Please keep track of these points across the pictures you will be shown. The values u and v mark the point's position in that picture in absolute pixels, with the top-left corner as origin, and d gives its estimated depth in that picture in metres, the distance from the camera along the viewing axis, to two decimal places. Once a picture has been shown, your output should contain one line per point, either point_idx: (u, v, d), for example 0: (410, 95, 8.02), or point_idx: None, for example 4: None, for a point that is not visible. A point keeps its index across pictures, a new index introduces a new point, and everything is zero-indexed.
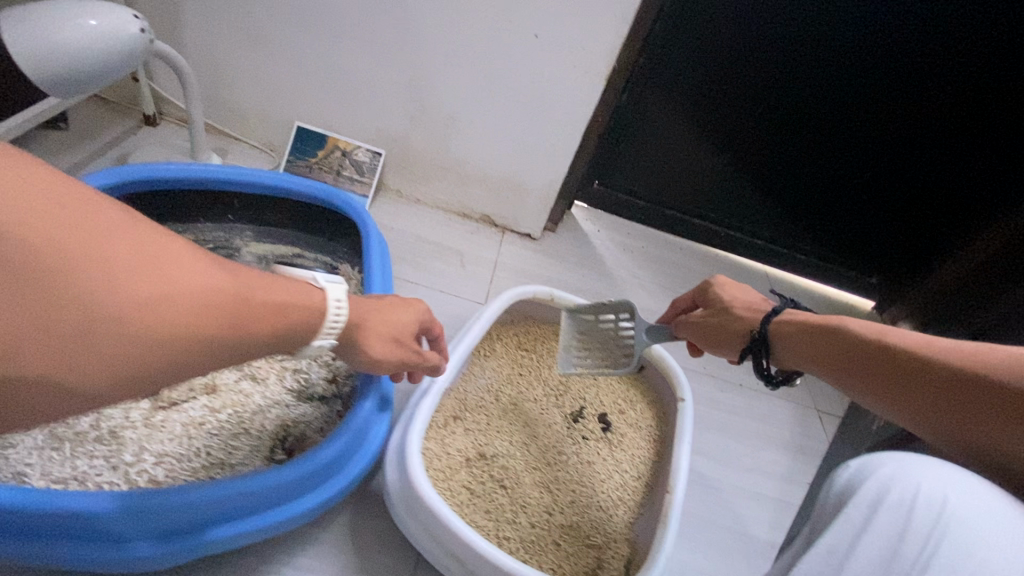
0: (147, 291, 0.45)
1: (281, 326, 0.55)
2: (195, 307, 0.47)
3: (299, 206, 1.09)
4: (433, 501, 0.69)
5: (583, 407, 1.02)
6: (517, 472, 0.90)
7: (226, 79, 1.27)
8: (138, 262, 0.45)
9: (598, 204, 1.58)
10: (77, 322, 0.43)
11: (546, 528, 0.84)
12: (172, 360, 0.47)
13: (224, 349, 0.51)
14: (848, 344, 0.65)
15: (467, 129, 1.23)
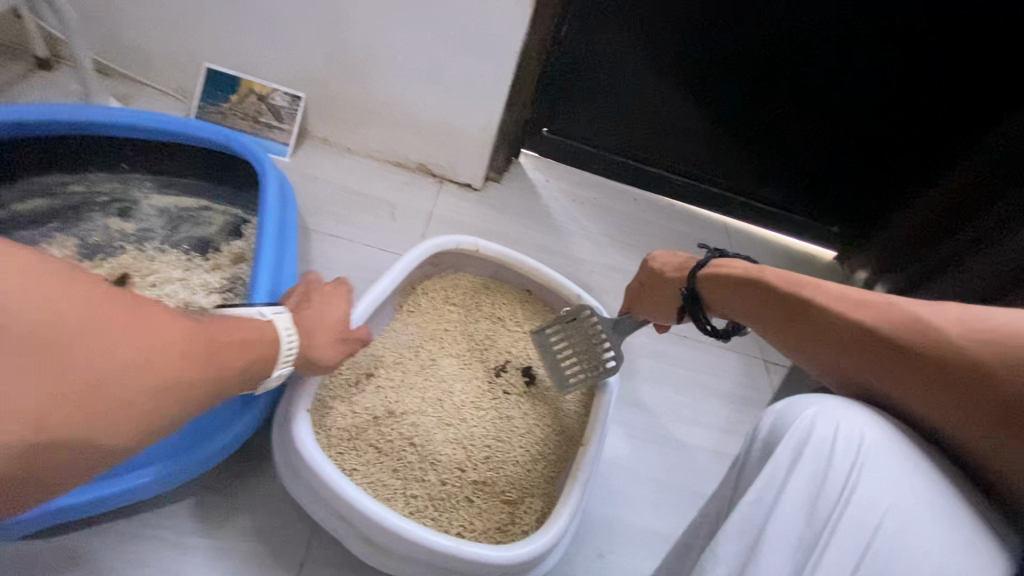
0: (139, 338, 0.50)
1: (247, 362, 0.62)
2: (176, 348, 0.53)
3: (201, 153, 1.05)
4: (319, 463, 0.69)
5: (507, 361, 0.99)
6: (428, 429, 0.88)
7: (123, 15, 1.17)
8: (128, 316, 0.50)
9: (547, 152, 1.49)
10: (88, 389, 0.47)
11: (458, 485, 0.84)
12: (161, 403, 0.52)
13: (202, 385, 0.56)
14: (775, 300, 0.62)
15: (387, 69, 1.16)
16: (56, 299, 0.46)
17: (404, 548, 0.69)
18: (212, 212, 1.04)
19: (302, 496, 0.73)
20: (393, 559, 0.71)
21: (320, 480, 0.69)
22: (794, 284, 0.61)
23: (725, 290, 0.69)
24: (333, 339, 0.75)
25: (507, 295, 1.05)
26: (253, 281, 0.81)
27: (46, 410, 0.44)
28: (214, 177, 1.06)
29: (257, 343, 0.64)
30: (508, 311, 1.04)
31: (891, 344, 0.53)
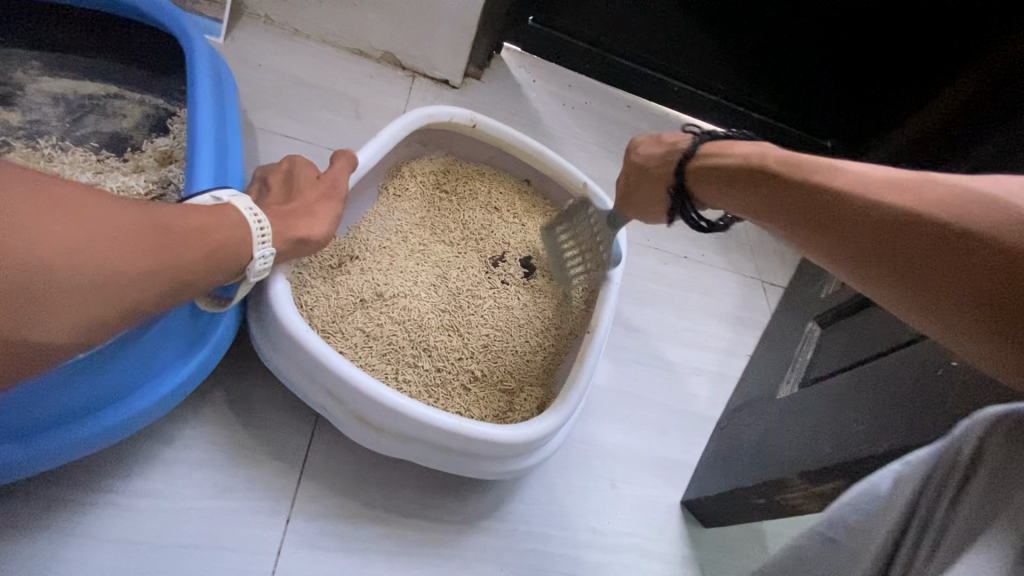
0: (63, 227, 0.42)
1: (212, 250, 0.51)
2: (112, 239, 0.44)
3: (97, 25, 0.81)
4: (304, 334, 0.57)
5: (504, 251, 0.88)
6: (421, 314, 0.77)
7: None
8: (52, 204, 0.42)
9: (534, 46, 1.29)
10: (13, 285, 0.40)
11: (454, 373, 0.74)
12: (106, 299, 0.44)
13: (151, 280, 0.46)
14: (791, 192, 0.47)
15: None
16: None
17: (396, 424, 0.58)
18: (126, 100, 0.82)
19: (288, 381, 0.61)
20: (385, 439, 0.61)
21: (310, 358, 0.57)
22: (798, 167, 0.47)
23: (733, 185, 0.53)
24: (313, 210, 0.62)
25: (506, 185, 0.94)
26: (189, 176, 0.64)
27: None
28: (123, 55, 0.83)
29: (220, 225, 0.52)
30: (505, 201, 0.92)
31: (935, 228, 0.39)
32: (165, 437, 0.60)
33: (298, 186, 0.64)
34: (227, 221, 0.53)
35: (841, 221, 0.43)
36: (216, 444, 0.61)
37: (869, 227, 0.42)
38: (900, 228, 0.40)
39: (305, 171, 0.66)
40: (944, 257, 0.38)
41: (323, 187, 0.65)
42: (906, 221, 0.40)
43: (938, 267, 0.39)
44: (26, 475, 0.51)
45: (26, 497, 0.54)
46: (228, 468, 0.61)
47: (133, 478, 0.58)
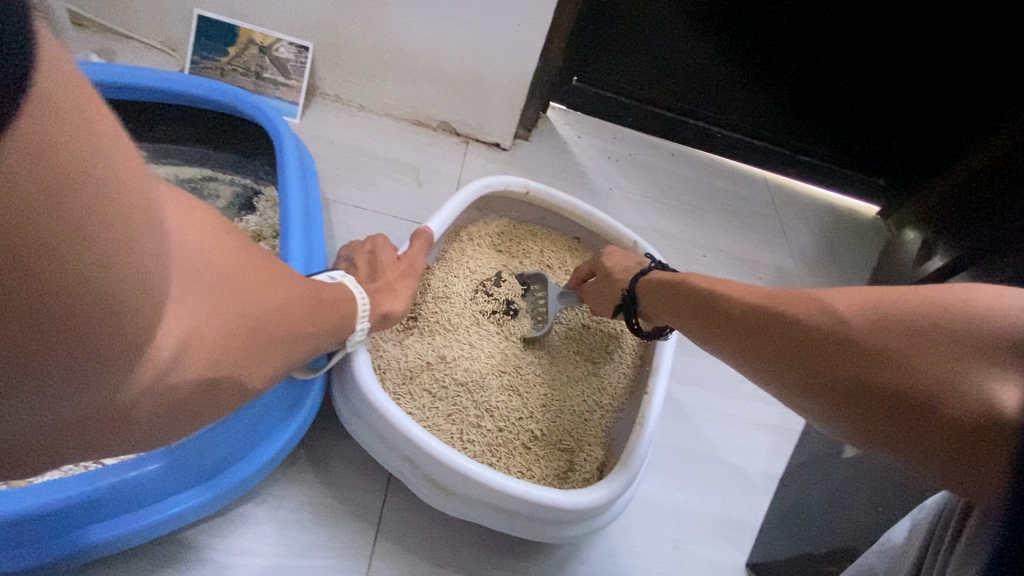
0: (267, 295, 0.49)
1: (338, 318, 0.59)
2: (292, 305, 0.51)
3: (200, 117, 0.92)
4: (383, 404, 0.62)
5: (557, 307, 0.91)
6: (483, 374, 0.81)
7: None
8: (254, 273, 0.48)
9: (579, 104, 1.34)
10: (238, 339, 0.45)
11: (514, 432, 0.77)
12: (276, 358, 0.51)
13: (304, 341, 0.54)
14: (697, 303, 0.60)
15: (405, 7, 1.00)
16: (212, 247, 0.44)
17: (469, 489, 0.62)
18: (219, 183, 0.93)
19: (365, 443, 0.66)
20: (455, 502, 0.64)
21: (388, 426, 0.61)
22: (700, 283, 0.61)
23: (657, 296, 0.68)
24: (395, 287, 0.68)
25: (557, 243, 0.99)
26: (284, 254, 0.71)
27: (215, 354, 0.43)
28: (219, 142, 0.94)
29: (344, 291, 0.61)
30: (557, 259, 0.97)
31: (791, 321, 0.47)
32: (258, 497, 0.66)
33: (382, 264, 0.71)
34: (343, 292, 0.61)
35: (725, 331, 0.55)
36: (301, 503, 0.66)
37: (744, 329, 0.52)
38: (767, 329, 0.49)
39: (387, 251, 0.73)
40: (804, 348, 0.45)
41: (403, 267, 0.72)
42: (763, 320, 0.50)
43: (785, 355, 0.47)
44: (166, 530, 0.58)
45: (143, 554, 0.60)
46: (312, 527, 0.65)
47: (229, 536, 0.63)
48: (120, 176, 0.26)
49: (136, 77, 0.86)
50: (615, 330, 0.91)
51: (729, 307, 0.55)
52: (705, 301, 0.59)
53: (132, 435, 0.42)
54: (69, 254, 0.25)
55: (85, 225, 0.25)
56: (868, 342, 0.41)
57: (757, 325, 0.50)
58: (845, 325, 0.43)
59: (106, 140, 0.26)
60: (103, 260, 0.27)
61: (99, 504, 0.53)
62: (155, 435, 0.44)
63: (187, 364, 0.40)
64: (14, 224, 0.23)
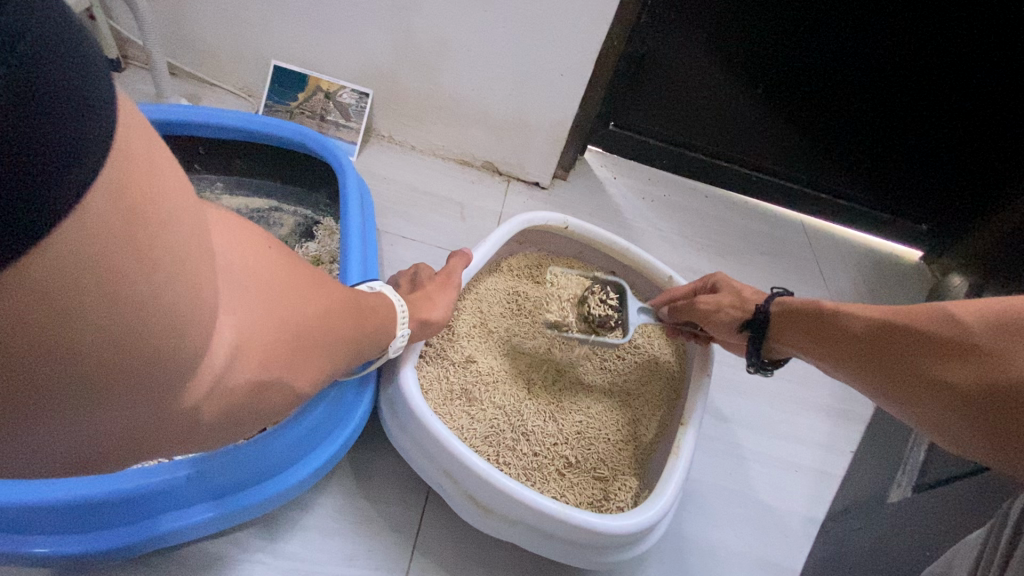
0: (314, 303, 0.51)
1: (378, 325, 0.62)
2: (338, 312, 0.55)
3: (269, 151, 1.01)
4: (428, 418, 0.65)
5: None
6: (519, 399, 0.83)
7: (191, 11, 1.11)
8: (303, 283, 0.51)
9: (615, 147, 1.40)
10: (289, 345, 0.49)
11: (548, 457, 0.79)
12: (322, 363, 0.54)
13: (348, 346, 0.57)
14: (812, 320, 0.63)
15: (457, 60, 1.09)
16: (271, 265, 0.48)
17: (507, 508, 0.64)
18: (285, 213, 1.02)
19: (409, 456, 0.69)
20: (493, 521, 0.66)
21: (432, 440, 0.65)
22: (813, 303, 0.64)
23: (781, 322, 0.67)
24: (433, 297, 0.73)
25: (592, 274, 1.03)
26: (343, 273, 0.78)
27: (267, 357, 0.46)
28: (284, 175, 1.04)
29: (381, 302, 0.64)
30: None
31: (912, 334, 0.52)
32: (305, 504, 0.69)
33: (421, 280, 0.77)
34: (385, 300, 0.64)
35: (839, 341, 0.59)
36: (344, 512, 0.69)
37: (863, 346, 0.57)
38: (882, 347, 0.55)
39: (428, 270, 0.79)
40: (924, 365, 0.50)
41: (440, 280, 0.77)
42: (881, 337, 0.55)
43: (898, 373, 0.53)
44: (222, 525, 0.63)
45: (200, 551, 0.64)
46: (354, 536, 0.68)
47: (279, 538, 0.66)
48: (172, 201, 0.31)
49: (216, 117, 0.95)
50: (650, 361, 0.92)
51: (845, 322, 0.59)
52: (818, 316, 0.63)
53: (198, 433, 0.47)
54: (144, 274, 0.30)
55: (152, 245, 0.30)
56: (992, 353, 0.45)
57: (872, 343, 0.56)
58: (967, 339, 0.47)
59: (169, 193, 0.31)
60: (165, 280, 0.32)
61: (166, 495, 0.58)
62: (216, 433, 0.49)
63: (241, 366, 0.44)
64: (99, 250, 0.28)
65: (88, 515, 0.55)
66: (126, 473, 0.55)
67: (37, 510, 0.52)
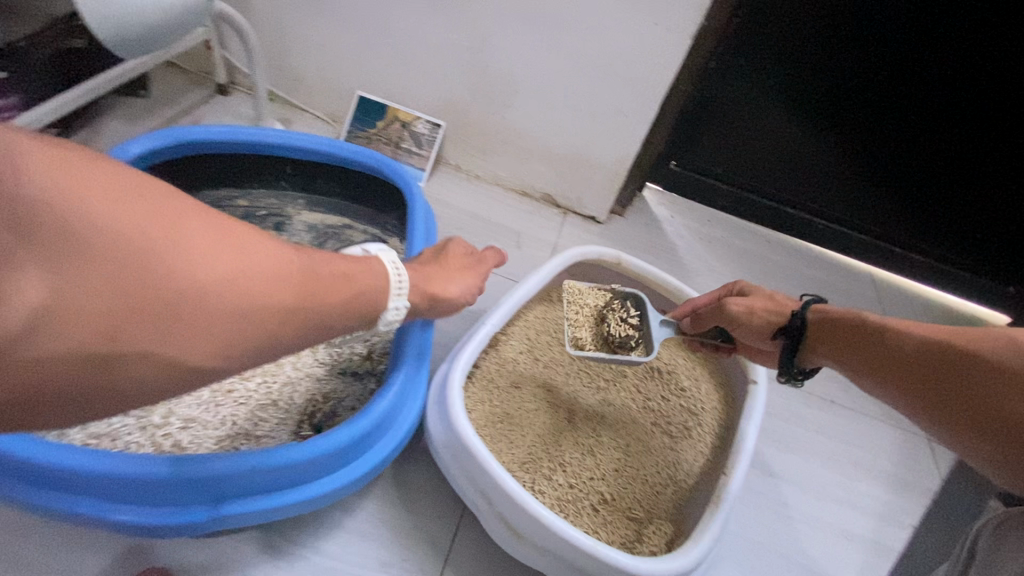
0: (222, 262, 0.43)
1: (346, 302, 0.52)
2: (264, 275, 0.45)
3: (348, 173, 1.09)
4: (469, 438, 0.68)
5: (646, 372, 0.95)
6: (559, 428, 0.84)
7: (294, 47, 1.24)
8: (220, 236, 0.44)
9: (675, 186, 1.40)
10: (159, 308, 0.40)
11: (584, 490, 0.79)
12: (241, 338, 0.44)
13: (284, 321, 0.47)
14: (856, 334, 0.58)
15: (527, 97, 1.15)
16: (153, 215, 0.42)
17: (538, 537, 0.65)
18: (359, 232, 1.11)
19: (450, 474, 0.72)
20: (523, 547, 0.67)
21: (472, 460, 0.67)
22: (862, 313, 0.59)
23: (825, 333, 0.62)
24: (445, 275, 0.70)
25: None
26: None
27: (110, 320, 0.39)
28: (358, 197, 1.12)
29: (365, 275, 0.55)
30: None
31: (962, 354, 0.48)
32: (350, 507, 0.73)
33: (446, 256, 0.74)
34: (371, 273, 0.56)
35: (874, 354, 0.55)
36: (385, 520, 0.73)
37: (901, 361, 0.52)
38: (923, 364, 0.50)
39: (457, 247, 0.77)
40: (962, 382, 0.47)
41: (468, 262, 0.76)
42: (928, 352, 0.50)
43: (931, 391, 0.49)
44: (244, 523, 0.66)
45: (254, 539, 0.69)
46: (392, 545, 0.71)
47: (324, 537, 0.70)
48: None
49: (306, 141, 1.04)
50: (695, 405, 0.91)
51: (894, 344, 0.53)
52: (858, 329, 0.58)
53: (52, 408, 0.40)
54: None
55: None
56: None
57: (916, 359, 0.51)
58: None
59: None
60: None
61: (188, 488, 0.61)
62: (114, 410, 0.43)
63: (63, 331, 0.38)
64: None
65: (126, 492, 0.60)
66: (140, 457, 0.59)
67: (85, 479, 0.58)
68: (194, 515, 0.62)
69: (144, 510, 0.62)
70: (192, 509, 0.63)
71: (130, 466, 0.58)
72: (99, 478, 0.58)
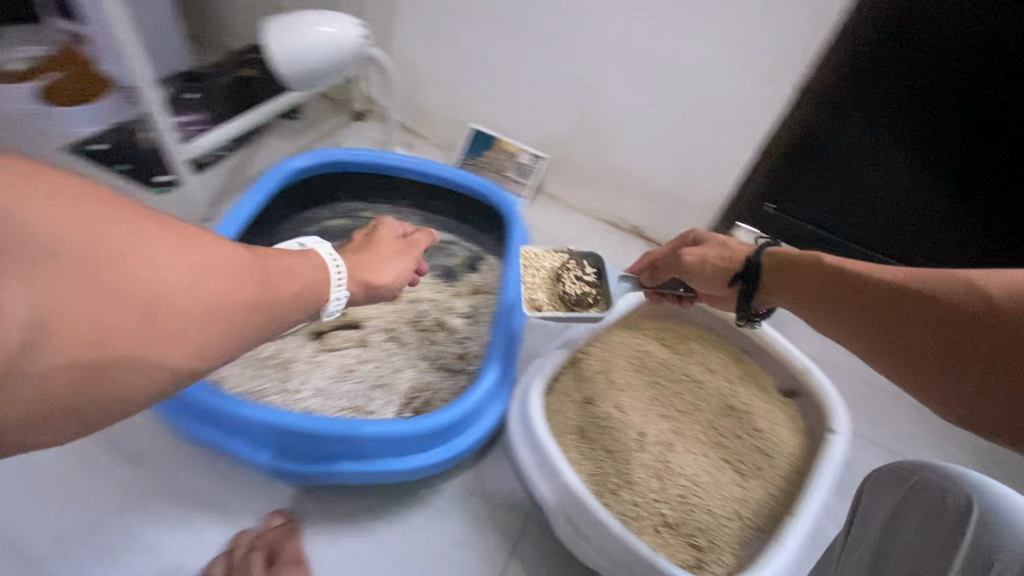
0: (190, 261, 0.50)
1: (295, 293, 0.62)
2: (227, 273, 0.53)
3: (458, 196, 1.22)
4: (545, 443, 0.76)
5: (722, 408, 0.96)
6: (629, 447, 0.88)
7: (421, 83, 1.41)
8: (180, 240, 0.51)
9: (768, 228, 1.25)
10: (140, 308, 0.46)
11: (648, 510, 0.82)
12: (221, 331, 0.52)
13: (250, 312, 0.55)
14: (820, 280, 0.64)
15: (627, 137, 1.23)
16: (107, 226, 0.46)
17: (601, 542, 0.70)
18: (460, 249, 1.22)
19: (523, 471, 0.79)
20: (586, 549, 0.73)
21: (548, 462, 0.75)
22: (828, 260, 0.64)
23: (787, 277, 0.68)
24: (380, 263, 0.80)
25: (723, 347, 1.04)
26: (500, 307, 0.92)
27: (98, 328, 0.44)
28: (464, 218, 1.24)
29: (303, 270, 0.65)
30: (720, 364, 1.01)
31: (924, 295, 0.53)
32: (436, 487, 0.83)
33: (378, 242, 0.85)
34: (304, 266, 0.66)
35: (846, 296, 0.60)
36: (464, 504, 0.82)
37: (868, 300, 0.58)
38: (889, 305, 0.56)
39: (388, 230, 0.88)
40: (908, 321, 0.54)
41: (398, 244, 0.86)
42: (893, 295, 0.56)
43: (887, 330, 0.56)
44: (341, 481, 0.77)
45: (355, 500, 0.81)
46: (469, 527, 0.80)
47: (413, 509, 0.81)
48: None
49: (427, 166, 1.19)
50: (771, 448, 0.91)
51: (860, 283, 0.59)
52: (833, 274, 0.63)
53: (37, 414, 0.44)
54: None
55: None
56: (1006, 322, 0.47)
57: (879, 296, 0.57)
58: (976, 301, 0.49)
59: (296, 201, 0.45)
60: None
61: (300, 440, 0.73)
62: (82, 418, 0.46)
63: (55, 342, 0.42)
64: None
65: (254, 434, 0.74)
66: (258, 408, 0.71)
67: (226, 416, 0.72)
68: (299, 466, 0.75)
69: (264, 452, 0.75)
70: (301, 461, 0.75)
71: (260, 412, 0.71)
72: (237, 418, 0.71)
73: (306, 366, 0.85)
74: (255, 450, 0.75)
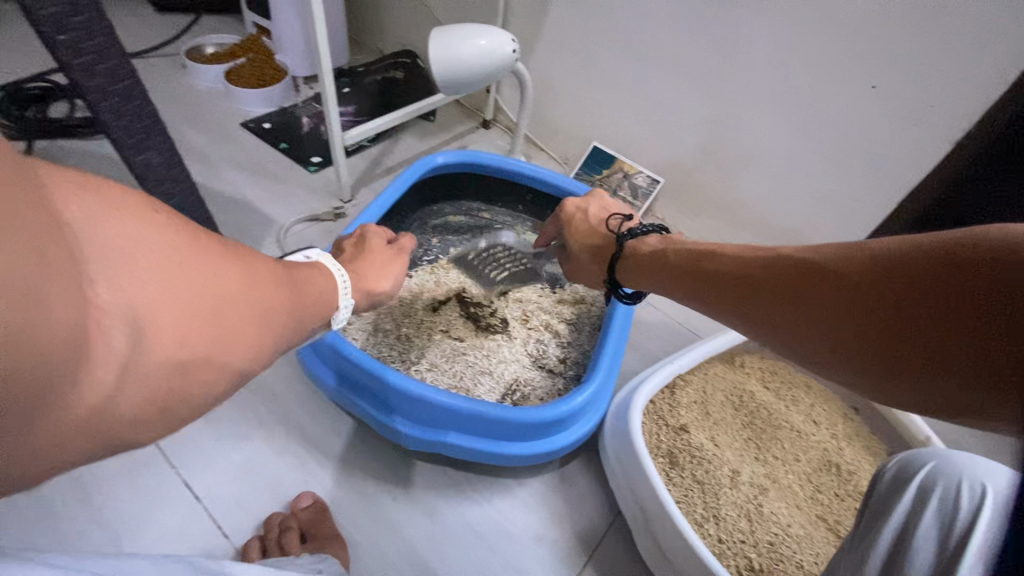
0: (237, 262, 0.44)
1: (317, 302, 0.56)
2: (266, 275, 0.47)
3: None
4: (642, 457, 0.77)
5: (823, 463, 0.93)
6: (721, 482, 0.87)
7: (551, 98, 1.48)
8: (216, 242, 0.44)
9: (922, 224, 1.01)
10: (212, 311, 0.40)
11: (732, 549, 0.81)
12: (272, 334, 0.47)
13: (291, 316, 0.49)
14: (686, 269, 0.67)
15: (752, 173, 1.21)
16: (160, 227, 0.39)
17: (687, 565, 0.71)
18: None
19: (614, 479, 0.82)
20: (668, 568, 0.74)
21: (642, 477, 0.76)
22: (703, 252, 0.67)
23: (650, 265, 0.74)
24: (379, 270, 0.76)
25: (831, 401, 1.02)
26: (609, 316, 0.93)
27: (184, 328, 0.38)
28: None
29: (320, 279, 0.59)
30: (826, 419, 0.99)
31: (801, 274, 0.52)
32: (521, 481, 0.87)
33: (370, 245, 0.81)
34: (317, 277, 0.59)
35: (727, 283, 0.61)
36: (545, 501, 0.86)
37: (744, 287, 0.58)
38: (765, 288, 0.56)
39: (376, 238, 0.83)
40: (803, 301, 0.52)
41: (390, 251, 0.82)
42: (761, 283, 0.56)
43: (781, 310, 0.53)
44: (438, 450, 0.83)
45: (446, 476, 0.87)
46: (547, 524, 0.83)
47: (496, 496, 0.86)
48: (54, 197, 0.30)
49: (548, 176, 1.25)
50: None
51: (726, 271, 0.61)
52: (697, 266, 0.66)
53: (128, 428, 0.37)
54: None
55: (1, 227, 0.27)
56: (895, 260, 0.46)
57: (755, 284, 0.57)
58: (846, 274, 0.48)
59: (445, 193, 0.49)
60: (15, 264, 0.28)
61: (414, 403, 0.78)
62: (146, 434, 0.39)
63: (151, 348, 0.36)
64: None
65: (371, 389, 0.81)
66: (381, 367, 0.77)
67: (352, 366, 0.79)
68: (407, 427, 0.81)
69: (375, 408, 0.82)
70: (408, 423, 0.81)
71: (383, 370, 0.77)
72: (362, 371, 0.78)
73: (423, 343, 0.94)
74: (370, 404, 0.83)
